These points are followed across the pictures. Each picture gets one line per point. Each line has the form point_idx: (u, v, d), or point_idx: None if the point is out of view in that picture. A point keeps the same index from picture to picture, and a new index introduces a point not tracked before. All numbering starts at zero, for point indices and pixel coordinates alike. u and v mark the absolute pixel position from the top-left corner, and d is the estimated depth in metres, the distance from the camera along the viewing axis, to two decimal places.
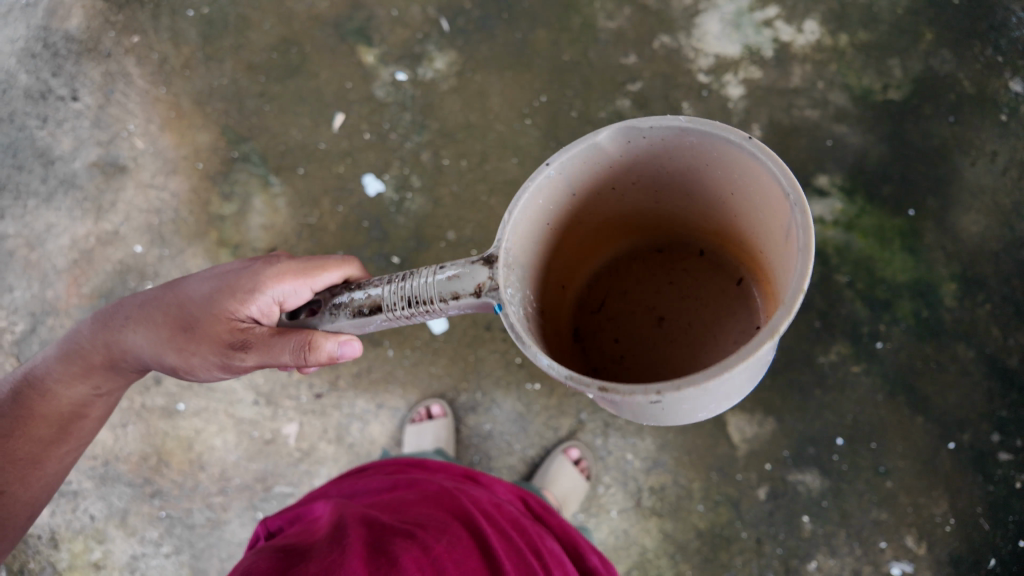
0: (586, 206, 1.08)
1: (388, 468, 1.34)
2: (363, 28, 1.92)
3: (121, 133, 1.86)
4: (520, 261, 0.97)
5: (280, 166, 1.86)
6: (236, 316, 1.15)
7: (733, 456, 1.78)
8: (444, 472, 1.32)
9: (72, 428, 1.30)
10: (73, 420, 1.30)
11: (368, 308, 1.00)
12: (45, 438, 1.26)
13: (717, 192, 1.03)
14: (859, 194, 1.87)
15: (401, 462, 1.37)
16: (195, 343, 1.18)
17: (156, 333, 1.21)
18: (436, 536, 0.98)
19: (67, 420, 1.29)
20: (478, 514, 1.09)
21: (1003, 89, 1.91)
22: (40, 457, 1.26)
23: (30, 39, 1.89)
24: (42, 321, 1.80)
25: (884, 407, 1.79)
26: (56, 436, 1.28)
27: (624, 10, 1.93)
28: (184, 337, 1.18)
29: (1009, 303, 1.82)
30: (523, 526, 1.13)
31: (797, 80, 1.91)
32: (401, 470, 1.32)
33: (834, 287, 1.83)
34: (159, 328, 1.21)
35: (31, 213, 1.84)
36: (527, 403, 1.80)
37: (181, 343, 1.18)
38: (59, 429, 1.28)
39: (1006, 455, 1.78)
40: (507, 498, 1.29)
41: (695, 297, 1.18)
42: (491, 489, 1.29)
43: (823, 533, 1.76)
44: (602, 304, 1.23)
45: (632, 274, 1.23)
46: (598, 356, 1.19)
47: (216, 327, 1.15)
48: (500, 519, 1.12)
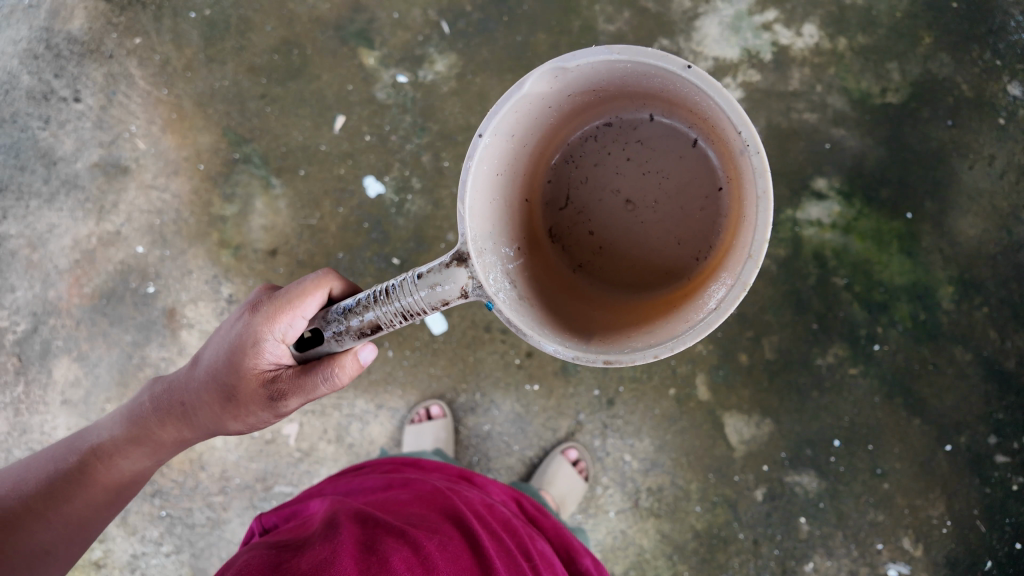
0: (532, 122, 1.13)
1: (384, 467, 1.34)
2: (364, 30, 1.93)
3: (123, 134, 1.87)
4: (485, 233, 1.06)
5: (280, 168, 1.87)
6: (263, 371, 1.16)
7: (730, 458, 1.79)
8: (439, 472, 1.33)
9: (115, 495, 1.26)
10: (120, 488, 1.26)
11: (368, 329, 1.06)
12: (90, 504, 1.22)
13: (655, 84, 1.09)
14: (857, 197, 1.88)
15: (397, 461, 1.38)
16: (247, 407, 1.18)
17: (208, 405, 1.21)
18: (427, 536, 0.98)
19: (113, 487, 1.25)
20: (470, 514, 1.09)
21: (1001, 93, 1.92)
22: (78, 521, 1.20)
23: (32, 40, 1.90)
24: (44, 322, 1.81)
25: (881, 409, 1.80)
26: (100, 502, 1.24)
27: (624, 13, 1.94)
28: (234, 402, 1.19)
29: (1007, 307, 1.83)
30: (514, 527, 1.14)
31: (795, 84, 1.92)
32: (396, 469, 1.33)
33: (832, 289, 1.84)
34: (208, 400, 1.21)
35: (34, 214, 1.85)
36: (526, 404, 1.81)
37: (234, 408, 1.20)
38: (104, 496, 1.24)
39: (1002, 457, 1.79)
40: (501, 499, 1.29)
41: (652, 168, 1.22)
42: (485, 489, 1.30)
43: (820, 534, 1.77)
44: (568, 198, 1.27)
45: (587, 157, 1.26)
46: (579, 250, 1.27)
47: (247, 386, 1.16)
48: (492, 519, 1.12)
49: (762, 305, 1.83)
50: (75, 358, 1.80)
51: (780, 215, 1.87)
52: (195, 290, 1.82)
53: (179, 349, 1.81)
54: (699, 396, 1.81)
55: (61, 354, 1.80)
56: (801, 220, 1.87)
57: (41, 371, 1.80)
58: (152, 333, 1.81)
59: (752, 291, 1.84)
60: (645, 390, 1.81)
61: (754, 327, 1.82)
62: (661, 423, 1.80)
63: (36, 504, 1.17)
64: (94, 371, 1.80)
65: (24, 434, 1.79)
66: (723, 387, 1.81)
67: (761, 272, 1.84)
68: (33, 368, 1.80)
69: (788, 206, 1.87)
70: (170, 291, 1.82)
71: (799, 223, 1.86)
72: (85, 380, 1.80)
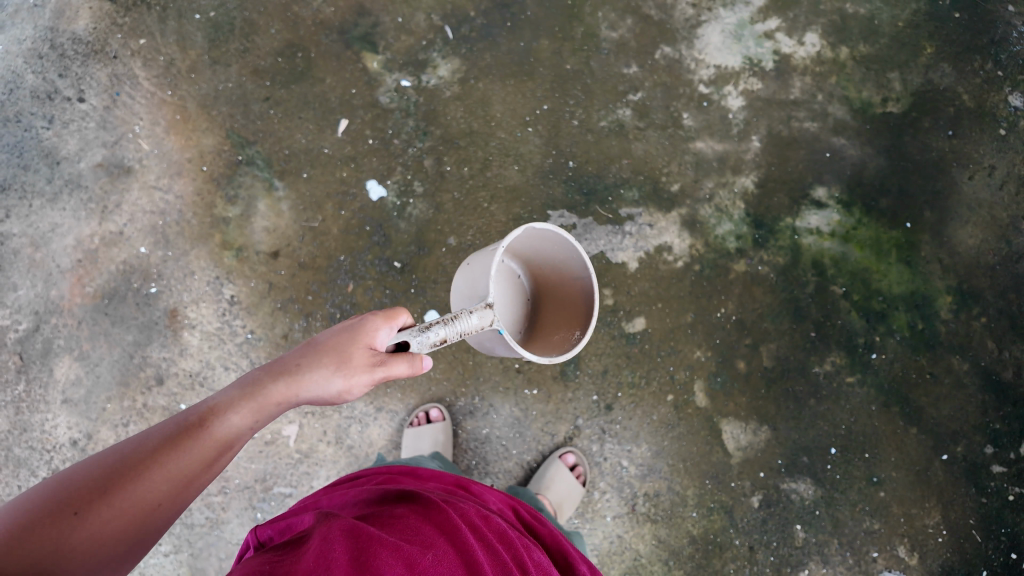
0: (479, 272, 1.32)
1: (379, 478, 1.26)
2: (368, 34, 1.94)
3: (127, 135, 1.88)
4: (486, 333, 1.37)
5: (284, 170, 1.88)
6: (372, 345, 1.05)
7: (727, 464, 1.80)
8: (436, 482, 1.27)
9: (148, 515, 0.86)
10: (181, 485, 0.88)
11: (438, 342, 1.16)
12: (90, 540, 0.80)
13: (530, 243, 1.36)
14: (856, 206, 1.89)
15: (393, 471, 1.31)
16: (358, 369, 1.02)
17: (318, 383, 1.02)
18: (421, 550, 0.87)
19: (149, 488, 0.86)
20: (467, 528, 0.99)
21: (1001, 104, 1.93)
22: (62, 562, 0.78)
23: (37, 39, 1.91)
24: (46, 321, 1.81)
25: (878, 418, 1.81)
26: (124, 517, 0.84)
27: (627, 20, 1.96)
28: (342, 371, 1.02)
29: (1005, 317, 1.84)
30: (513, 540, 1.04)
31: (797, 92, 1.93)
32: (392, 480, 1.25)
33: (830, 298, 1.85)
34: (312, 378, 1.01)
35: (37, 213, 1.84)
36: (525, 407, 1.82)
37: (341, 376, 1.02)
38: (106, 531, 0.82)
39: (999, 467, 1.80)
40: (497, 507, 1.23)
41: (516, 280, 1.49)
42: (481, 498, 1.24)
43: (816, 542, 1.78)
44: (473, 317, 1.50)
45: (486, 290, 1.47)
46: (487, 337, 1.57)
47: (355, 360, 1.03)
48: (489, 531, 1.02)
49: (760, 312, 1.84)
50: (76, 358, 1.80)
51: (780, 224, 1.88)
52: (197, 291, 1.84)
53: (181, 349, 1.82)
54: (697, 403, 1.82)
55: (62, 354, 1.80)
56: (801, 229, 1.87)
57: (43, 370, 1.80)
58: (154, 334, 1.82)
59: (750, 299, 1.85)
60: (644, 395, 1.82)
61: (752, 334, 1.83)
62: (659, 429, 1.81)
63: (87, 503, 0.81)
64: (95, 370, 1.80)
65: (24, 433, 1.78)
66: (721, 394, 1.82)
67: (760, 280, 1.85)
68: (34, 367, 1.80)
69: (788, 215, 1.88)
70: (171, 292, 1.83)
71: (798, 231, 1.87)
72: (86, 379, 1.80)
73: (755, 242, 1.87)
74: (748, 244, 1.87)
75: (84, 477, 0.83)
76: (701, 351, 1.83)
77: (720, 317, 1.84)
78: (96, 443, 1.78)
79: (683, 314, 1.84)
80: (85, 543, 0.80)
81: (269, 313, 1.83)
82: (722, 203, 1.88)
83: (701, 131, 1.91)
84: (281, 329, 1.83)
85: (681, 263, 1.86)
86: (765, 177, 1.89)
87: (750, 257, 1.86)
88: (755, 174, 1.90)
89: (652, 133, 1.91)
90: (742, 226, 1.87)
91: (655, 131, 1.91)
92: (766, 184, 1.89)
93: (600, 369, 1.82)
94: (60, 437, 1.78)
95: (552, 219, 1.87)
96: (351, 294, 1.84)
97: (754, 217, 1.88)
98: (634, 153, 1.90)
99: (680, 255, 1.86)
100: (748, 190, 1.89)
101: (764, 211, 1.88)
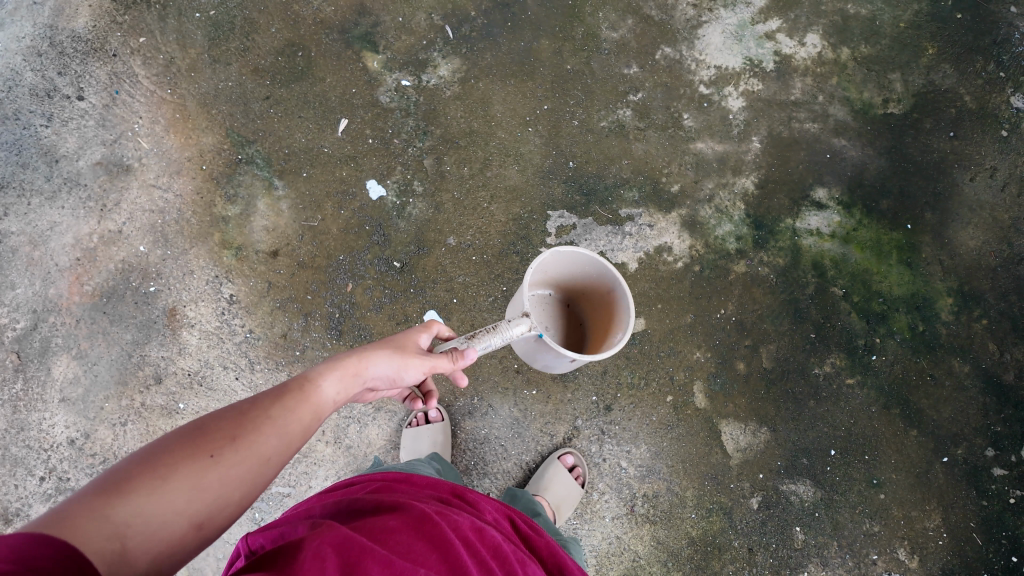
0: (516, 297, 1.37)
1: (372, 485, 1.09)
2: (368, 33, 1.95)
3: (126, 133, 1.88)
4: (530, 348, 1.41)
5: (284, 169, 1.88)
6: (417, 342, 1.09)
7: (727, 465, 1.80)
8: (430, 490, 1.09)
9: (264, 469, 0.78)
10: (288, 442, 0.81)
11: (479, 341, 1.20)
12: (219, 486, 0.72)
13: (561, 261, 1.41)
14: (857, 207, 1.89)
15: (388, 478, 1.12)
16: (415, 357, 1.04)
17: (385, 364, 0.99)
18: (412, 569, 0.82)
19: (267, 438, 0.79)
20: (462, 544, 0.92)
21: (1003, 105, 1.93)
22: (194, 505, 0.69)
23: (37, 37, 1.91)
24: (44, 319, 1.80)
25: (878, 419, 1.81)
26: (248, 466, 0.76)
27: (627, 21, 1.96)
28: (403, 357, 1.02)
29: (1006, 319, 1.84)
30: (511, 556, 0.96)
31: (798, 93, 1.93)
32: (386, 488, 1.07)
33: (830, 299, 1.85)
34: (381, 358, 0.99)
35: (35, 211, 1.83)
36: (524, 408, 1.82)
37: (402, 358, 1.01)
38: (232, 478, 0.73)
39: (1000, 470, 1.79)
40: (493, 518, 1.08)
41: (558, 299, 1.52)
42: (477, 509, 1.08)
43: (815, 543, 1.78)
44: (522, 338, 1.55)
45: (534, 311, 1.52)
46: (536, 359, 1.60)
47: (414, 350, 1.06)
48: (485, 548, 0.95)
49: (760, 313, 1.84)
50: (74, 356, 1.80)
51: (780, 225, 1.87)
52: (196, 289, 1.83)
53: (179, 348, 1.81)
54: (696, 404, 1.81)
55: (60, 352, 1.80)
56: (801, 230, 1.87)
57: (40, 369, 1.80)
58: (153, 333, 1.81)
59: (750, 300, 1.84)
60: (643, 396, 1.81)
61: (752, 335, 1.83)
62: (659, 430, 1.81)
63: (219, 446, 0.74)
64: (93, 369, 1.80)
65: (22, 432, 1.78)
66: (721, 395, 1.82)
67: (760, 281, 1.85)
68: (32, 366, 1.79)
69: (788, 216, 1.88)
70: (170, 291, 1.83)
71: (798, 233, 1.87)
72: (85, 378, 1.80)
73: (755, 243, 1.86)
74: (748, 245, 1.86)
75: (210, 424, 0.76)
76: (701, 352, 1.83)
77: (720, 318, 1.84)
78: (94, 442, 1.78)
79: (683, 314, 1.84)
80: (215, 487, 0.72)
81: (268, 312, 1.83)
82: (722, 204, 1.88)
83: (701, 131, 1.91)
84: (280, 328, 1.82)
85: (681, 263, 1.85)
86: (766, 178, 1.89)
87: (750, 258, 1.86)
88: (756, 174, 1.89)
89: (652, 134, 1.91)
90: (742, 227, 1.87)
91: (656, 132, 1.91)
92: (766, 185, 1.89)
93: (599, 370, 1.82)
94: (58, 436, 1.78)
95: (551, 219, 1.87)
96: (350, 293, 1.84)
97: (754, 218, 1.88)
98: (634, 154, 1.90)
99: (680, 255, 1.86)
100: (749, 190, 1.89)
101: (764, 212, 1.88)
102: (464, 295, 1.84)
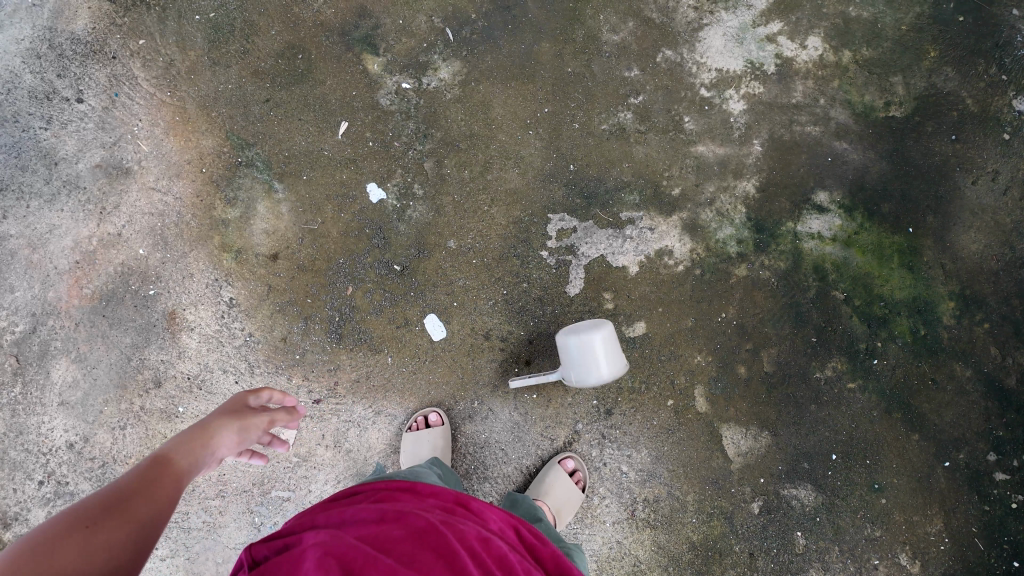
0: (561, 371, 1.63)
1: (376, 494, 1.08)
2: (368, 36, 1.94)
3: (126, 135, 1.87)
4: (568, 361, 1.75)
5: (283, 172, 1.88)
6: (246, 405, 1.06)
7: (727, 469, 1.79)
8: (434, 500, 1.08)
9: (145, 533, 0.77)
10: (162, 505, 0.81)
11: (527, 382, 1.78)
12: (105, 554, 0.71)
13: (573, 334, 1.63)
14: (859, 210, 1.88)
15: (392, 486, 1.11)
16: (254, 418, 1.02)
17: (225, 432, 0.97)
18: None
19: (140, 505, 0.78)
20: (467, 555, 0.91)
21: (1006, 108, 1.92)
22: (86, 574, 0.68)
23: (35, 38, 1.89)
24: (43, 322, 1.80)
25: (879, 424, 1.81)
26: (127, 530, 0.75)
27: (628, 23, 1.95)
28: (242, 425, 1.00)
29: (1008, 323, 1.84)
30: (517, 567, 0.95)
31: (799, 96, 1.92)
32: (390, 498, 1.06)
33: (832, 302, 1.84)
34: (221, 434, 0.96)
35: (34, 214, 1.83)
36: (525, 411, 1.82)
37: (242, 426, 0.99)
38: (113, 544, 0.73)
39: (1002, 475, 1.79)
40: (497, 527, 1.07)
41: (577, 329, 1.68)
42: (481, 518, 1.07)
43: (816, 548, 1.77)
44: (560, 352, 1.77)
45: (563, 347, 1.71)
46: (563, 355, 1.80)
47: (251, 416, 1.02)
48: (491, 559, 0.93)
49: (761, 317, 1.84)
50: (73, 360, 1.79)
51: (781, 228, 1.87)
52: (196, 292, 1.83)
53: (179, 351, 1.81)
54: (697, 408, 1.81)
55: (59, 356, 1.79)
56: (802, 233, 1.87)
57: (40, 373, 1.79)
58: (152, 336, 1.81)
59: (751, 303, 1.84)
60: (643, 399, 1.81)
61: (753, 339, 1.83)
62: (659, 434, 1.80)
63: (92, 519, 0.73)
64: (92, 373, 1.79)
65: (21, 436, 1.77)
66: (722, 399, 1.81)
67: (761, 284, 1.85)
68: (31, 369, 1.79)
69: (790, 219, 1.87)
70: (170, 294, 1.83)
71: (800, 236, 1.87)
72: (84, 382, 1.79)
73: (756, 247, 1.86)
74: (749, 248, 1.86)
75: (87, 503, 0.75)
76: (701, 355, 1.83)
77: (721, 321, 1.83)
78: (93, 446, 1.77)
79: (684, 318, 1.83)
80: (101, 555, 0.71)
81: (268, 315, 1.83)
82: (723, 208, 1.87)
83: (702, 135, 1.90)
84: (280, 331, 1.82)
85: (681, 267, 1.85)
86: (767, 181, 1.89)
87: (751, 261, 1.85)
88: (757, 178, 1.89)
89: (652, 137, 1.90)
90: (743, 230, 1.87)
91: (657, 135, 1.90)
92: (767, 188, 1.88)
93: None
94: (57, 440, 1.77)
95: (552, 222, 1.87)
96: (350, 297, 1.83)
97: (755, 221, 1.87)
98: (635, 157, 1.89)
99: (680, 259, 1.85)
100: (750, 194, 1.88)
101: (766, 215, 1.87)
102: (464, 299, 1.84)
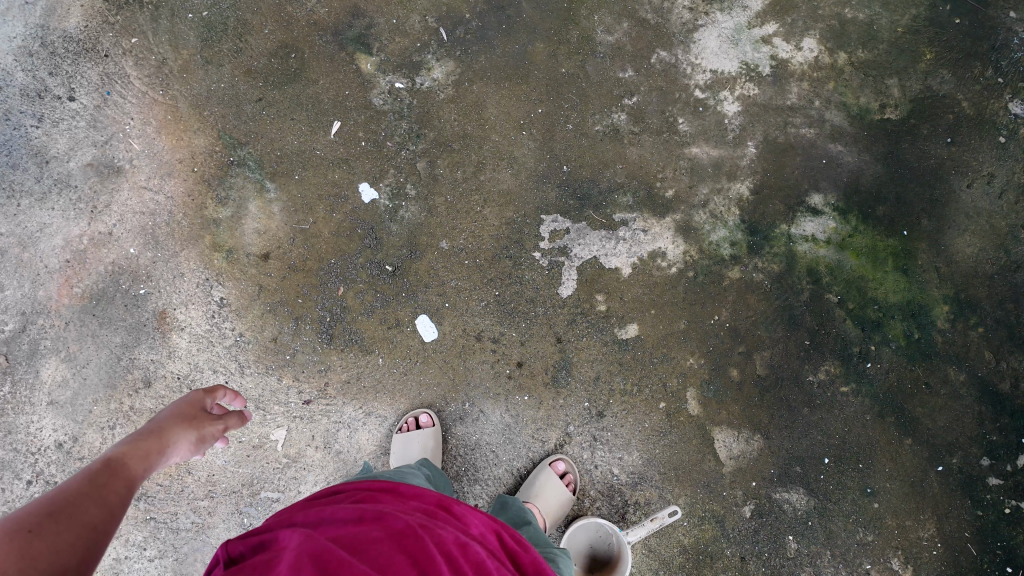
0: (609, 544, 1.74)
1: (358, 493, 1.07)
2: (362, 35, 1.93)
3: (118, 134, 1.86)
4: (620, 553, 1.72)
5: (275, 171, 1.87)
6: (203, 408, 1.01)
7: (719, 473, 1.79)
8: (415, 502, 1.07)
9: (97, 534, 0.72)
10: (112, 509, 0.77)
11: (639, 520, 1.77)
12: (51, 559, 0.66)
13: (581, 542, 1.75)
14: (853, 213, 1.87)
15: (374, 487, 1.10)
16: (211, 425, 0.99)
17: (178, 435, 0.93)
18: None
19: (87, 510, 0.74)
20: (443, 559, 0.89)
21: (1001, 111, 1.91)
22: None
23: (27, 37, 1.88)
24: (33, 321, 1.79)
25: (872, 428, 1.80)
26: (75, 534, 0.70)
27: (623, 24, 1.94)
28: (196, 432, 0.96)
29: (1003, 327, 1.83)
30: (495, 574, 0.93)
31: (794, 98, 1.91)
32: (371, 498, 1.05)
33: (825, 306, 1.83)
34: (175, 439, 0.92)
35: (25, 212, 1.82)
36: (515, 414, 1.81)
37: (198, 434, 0.96)
38: (54, 551, 0.67)
39: (996, 480, 1.78)
40: (478, 532, 1.05)
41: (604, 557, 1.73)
42: (463, 522, 1.05)
43: (808, 553, 1.77)
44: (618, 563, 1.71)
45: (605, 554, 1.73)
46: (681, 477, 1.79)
47: (206, 419, 0.99)
48: (468, 564, 0.92)
49: (753, 320, 1.83)
50: (63, 359, 1.79)
51: (775, 231, 1.86)
52: (187, 292, 1.82)
53: (170, 351, 1.80)
54: (688, 410, 1.80)
55: (49, 355, 1.79)
56: (796, 236, 1.86)
57: (29, 372, 1.78)
58: (142, 336, 1.80)
59: (744, 306, 1.83)
60: (635, 402, 1.80)
61: (745, 341, 1.82)
62: (650, 437, 1.79)
63: (35, 524, 0.68)
64: (82, 372, 1.79)
65: (10, 435, 1.77)
66: (713, 402, 1.80)
67: (754, 287, 1.84)
68: (20, 368, 1.78)
69: (784, 221, 1.86)
70: (161, 293, 1.82)
71: (794, 238, 1.86)
72: (73, 381, 1.78)
73: (749, 249, 1.85)
74: (743, 251, 1.85)
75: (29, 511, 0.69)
76: (694, 358, 1.82)
77: (714, 324, 1.83)
78: (82, 446, 1.77)
79: (676, 321, 1.82)
80: (47, 558, 0.66)
81: (258, 316, 1.82)
82: (717, 209, 1.87)
83: (697, 136, 1.89)
84: (271, 332, 1.82)
85: (674, 269, 1.84)
86: (761, 183, 1.88)
87: (744, 263, 1.85)
88: (751, 180, 1.88)
89: (647, 138, 1.89)
90: (737, 232, 1.86)
91: (651, 136, 1.89)
92: (761, 190, 1.88)
93: (591, 376, 1.81)
94: (45, 440, 1.77)
95: (545, 223, 1.86)
96: (341, 297, 1.83)
97: (749, 224, 1.86)
98: (628, 158, 1.89)
99: (673, 261, 1.84)
100: (744, 196, 1.87)
101: (759, 217, 1.86)
102: (456, 300, 1.84)
